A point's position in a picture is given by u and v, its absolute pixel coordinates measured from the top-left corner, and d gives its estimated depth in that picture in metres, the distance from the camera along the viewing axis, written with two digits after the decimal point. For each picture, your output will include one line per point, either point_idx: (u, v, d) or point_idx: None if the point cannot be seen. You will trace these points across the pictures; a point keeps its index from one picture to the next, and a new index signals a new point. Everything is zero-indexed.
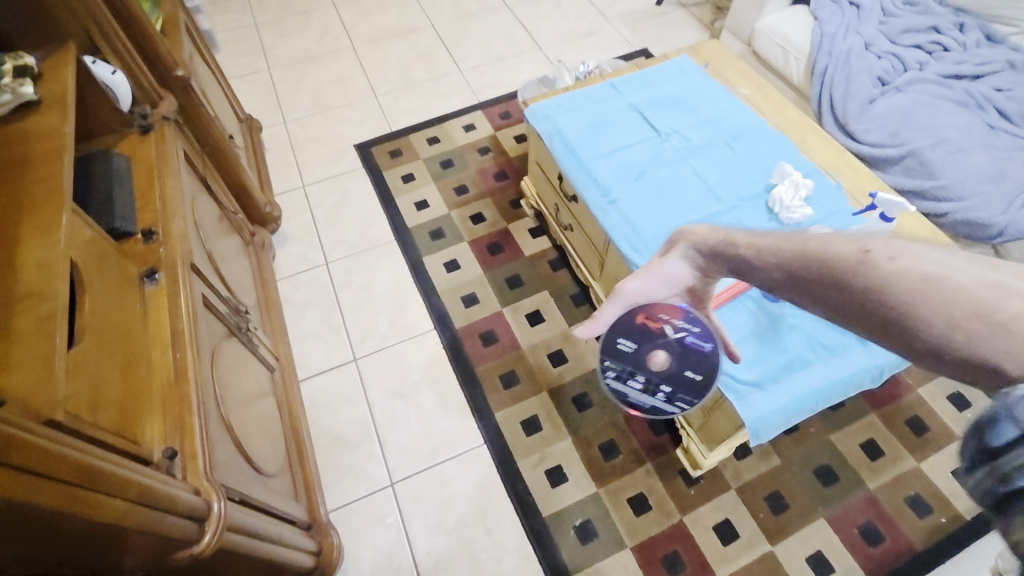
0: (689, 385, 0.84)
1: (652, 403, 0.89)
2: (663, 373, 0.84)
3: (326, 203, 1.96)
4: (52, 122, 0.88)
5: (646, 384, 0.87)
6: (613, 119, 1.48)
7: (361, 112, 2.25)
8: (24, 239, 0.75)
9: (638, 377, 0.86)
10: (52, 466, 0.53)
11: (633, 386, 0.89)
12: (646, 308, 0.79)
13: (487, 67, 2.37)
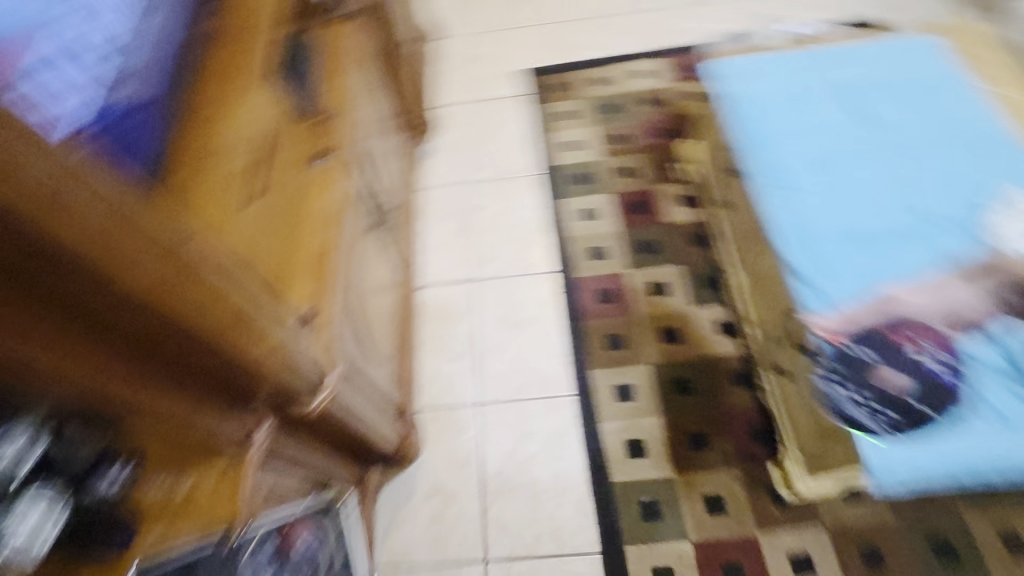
0: (905, 414, 1.07)
1: (872, 421, 1.08)
2: (887, 390, 1.10)
3: (483, 124, 1.99)
4: (262, 17, 1.12)
5: (867, 397, 1.11)
6: (806, 106, 1.40)
7: (537, 38, 2.19)
8: (225, 109, 0.99)
9: (865, 386, 1.11)
10: (210, 305, 0.61)
11: (858, 397, 1.11)
12: (897, 322, 1.15)
13: (682, 10, 2.16)
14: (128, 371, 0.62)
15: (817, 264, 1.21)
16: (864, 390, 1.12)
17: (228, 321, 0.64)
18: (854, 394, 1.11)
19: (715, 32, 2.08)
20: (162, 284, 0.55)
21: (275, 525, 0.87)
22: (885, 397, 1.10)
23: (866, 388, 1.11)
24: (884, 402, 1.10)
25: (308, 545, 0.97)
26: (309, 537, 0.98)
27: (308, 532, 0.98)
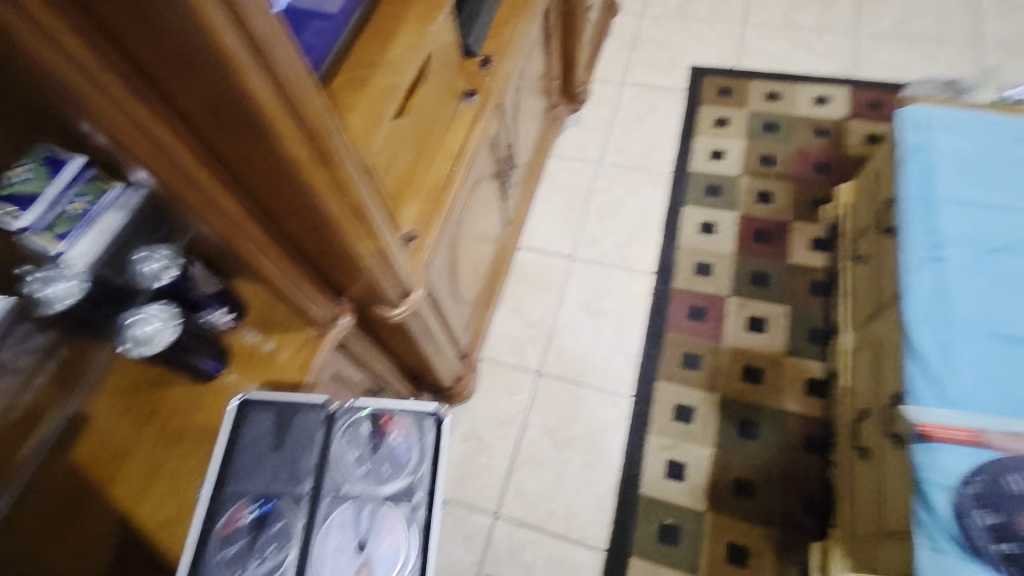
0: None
1: (988, 548, 0.81)
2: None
3: (632, 109, 1.95)
4: None
5: (999, 528, 0.82)
6: (1015, 172, 1.12)
7: (718, 34, 2.07)
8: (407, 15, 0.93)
9: (1004, 519, 0.82)
10: (338, 202, 0.67)
11: (986, 518, 0.82)
12: None
13: (891, 41, 1.94)
14: (256, 228, 0.68)
15: (950, 349, 0.95)
16: (1001, 527, 0.82)
17: (345, 212, 0.69)
18: (983, 511, 0.83)
19: (920, 74, 1.85)
20: (302, 172, 0.61)
21: (370, 415, 0.76)
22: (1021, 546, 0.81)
23: (1004, 522, 0.82)
24: (1013, 543, 0.81)
25: (404, 449, 0.73)
26: (407, 440, 0.74)
27: (409, 431, 0.75)
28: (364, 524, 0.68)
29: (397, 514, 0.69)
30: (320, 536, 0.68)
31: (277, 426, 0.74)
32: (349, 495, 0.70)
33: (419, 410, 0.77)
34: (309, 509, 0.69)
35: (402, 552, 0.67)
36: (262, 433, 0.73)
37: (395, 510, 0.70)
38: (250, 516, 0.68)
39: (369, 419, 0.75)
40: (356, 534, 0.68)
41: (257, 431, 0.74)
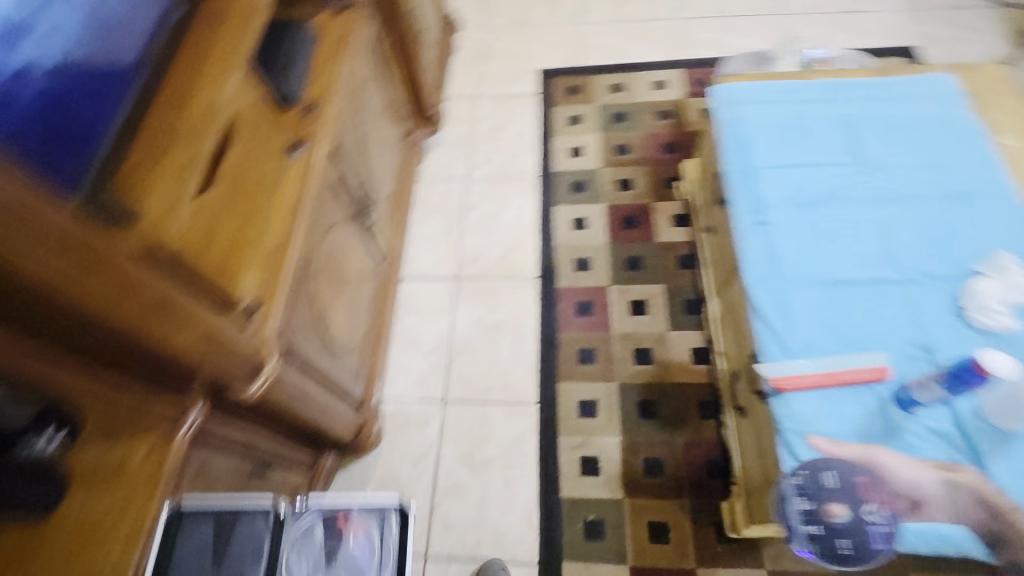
0: (830, 546, 0.86)
1: (798, 530, 0.87)
2: (828, 518, 0.87)
3: (490, 121, 1.98)
4: None
5: (811, 515, 0.87)
6: (817, 129, 1.24)
7: (558, 36, 2.15)
8: (198, 75, 0.85)
9: (817, 508, 0.87)
10: (129, 298, 0.63)
11: (800, 507, 0.87)
12: (878, 478, 0.88)
13: (710, 21, 2.10)
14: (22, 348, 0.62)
15: (787, 305, 1.04)
16: (813, 516, 0.87)
17: (144, 309, 0.65)
18: (798, 500, 0.88)
19: (739, 48, 2.01)
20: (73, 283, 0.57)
21: (323, 519, 0.79)
22: (828, 529, 0.87)
23: (817, 511, 0.87)
24: (819, 527, 0.87)
25: (363, 555, 0.77)
26: (365, 545, 0.77)
27: (363, 533, 0.78)
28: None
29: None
30: None
31: (218, 533, 0.75)
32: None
33: (376, 508, 0.80)
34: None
35: None
36: (202, 544, 0.74)
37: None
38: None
39: (323, 523, 0.78)
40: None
41: (195, 541, 0.74)
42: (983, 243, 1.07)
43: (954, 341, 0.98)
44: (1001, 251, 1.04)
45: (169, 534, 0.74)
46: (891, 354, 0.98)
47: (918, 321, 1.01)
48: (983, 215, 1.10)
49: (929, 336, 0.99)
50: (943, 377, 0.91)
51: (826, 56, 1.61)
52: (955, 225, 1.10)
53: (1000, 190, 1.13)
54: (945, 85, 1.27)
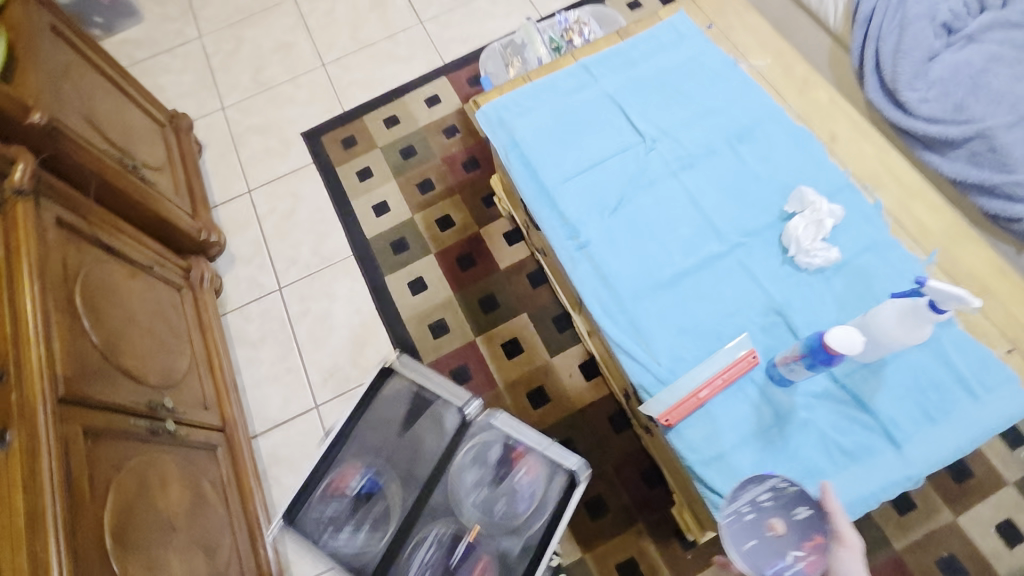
0: (740, 535, 0.76)
1: (734, 506, 0.79)
2: (767, 522, 0.77)
3: (275, 211, 1.73)
4: None
5: (755, 507, 0.78)
6: (592, 118, 1.16)
7: (308, 88, 1.92)
8: None
9: (771, 510, 0.77)
10: None
11: (761, 496, 0.78)
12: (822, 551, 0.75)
13: (453, 15, 1.97)
14: None
15: (638, 325, 0.98)
16: (755, 517, 0.77)
17: None
18: (766, 491, 0.78)
19: (493, 33, 1.91)
20: None
21: (505, 444, 1.04)
22: (756, 534, 0.76)
23: (763, 512, 0.77)
24: (754, 515, 0.77)
25: (528, 485, 1.00)
26: (532, 479, 1.01)
27: (535, 473, 1.01)
28: (456, 555, 0.97)
29: (493, 552, 0.96)
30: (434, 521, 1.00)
31: (412, 406, 1.08)
32: (457, 514, 1.00)
33: (553, 460, 1.01)
34: (429, 507, 1.01)
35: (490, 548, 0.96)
36: (400, 407, 1.08)
37: (496, 549, 0.96)
38: (361, 486, 1.02)
39: (496, 450, 1.04)
40: (450, 555, 0.97)
41: (396, 398, 1.08)
42: (780, 178, 1.06)
43: (794, 293, 0.97)
44: (800, 184, 1.03)
45: (384, 382, 1.09)
46: (748, 332, 0.96)
47: (758, 286, 0.99)
48: (770, 148, 1.09)
49: (773, 297, 0.98)
50: (804, 354, 0.81)
51: (573, 21, 1.54)
52: (751, 168, 1.08)
53: (774, 114, 1.11)
54: (687, 23, 1.23)
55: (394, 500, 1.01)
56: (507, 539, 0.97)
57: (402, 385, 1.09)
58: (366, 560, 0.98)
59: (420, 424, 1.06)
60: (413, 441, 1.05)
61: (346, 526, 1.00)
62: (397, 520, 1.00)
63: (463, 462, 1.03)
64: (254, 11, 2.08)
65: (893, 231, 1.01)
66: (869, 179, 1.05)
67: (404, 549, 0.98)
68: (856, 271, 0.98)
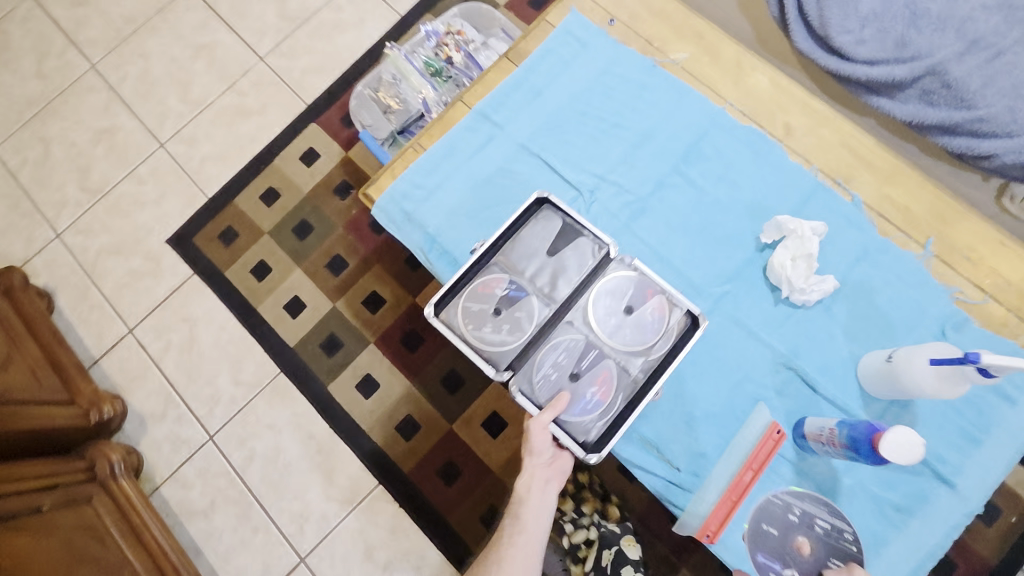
0: (767, 514, 0.78)
1: (788, 501, 0.79)
2: (804, 528, 0.77)
3: (171, 347, 1.45)
4: None
5: (801, 520, 0.77)
6: (514, 179, 0.96)
7: (154, 180, 1.56)
8: None
9: (814, 536, 0.76)
10: None
11: (816, 519, 0.77)
12: None
13: (298, 40, 1.62)
14: None
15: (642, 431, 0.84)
16: (791, 525, 0.77)
17: None
18: (829, 521, 0.77)
19: (351, 53, 1.59)
20: None
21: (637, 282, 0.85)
22: (779, 529, 0.77)
23: (801, 528, 0.77)
24: (797, 515, 0.78)
25: (653, 323, 0.83)
26: (656, 321, 0.83)
27: (657, 314, 0.84)
28: (584, 360, 0.84)
29: (615, 370, 0.83)
30: (549, 350, 0.84)
31: (560, 233, 0.87)
32: (591, 334, 0.84)
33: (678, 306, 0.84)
34: (565, 320, 0.85)
35: (606, 380, 0.83)
36: (540, 232, 0.87)
37: (620, 365, 0.83)
38: (505, 292, 0.85)
39: (636, 285, 0.85)
40: (580, 361, 0.84)
41: (536, 228, 0.88)
42: (742, 200, 0.91)
43: (798, 336, 0.86)
44: (774, 214, 0.89)
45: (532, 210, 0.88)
46: (762, 400, 0.84)
47: (758, 340, 0.86)
48: (724, 164, 0.93)
49: (777, 350, 0.86)
50: (846, 447, 0.69)
51: (445, 33, 1.26)
52: (709, 195, 0.92)
53: (716, 120, 0.95)
54: (585, 25, 1.00)
55: (531, 313, 0.85)
56: (627, 363, 0.83)
57: (551, 213, 0.88)
58: (508, 356, 0.83)
59: (562, 254, 0.86)
60: (559, 264, 0.85)
61: (485, 326, 0.84)
62: (535, 329, 0.85)
63: (597, 293, 0.85)
64: (49, 98, 1.64)
65: (880, 230, 0.89)
66: (839, 172, 0.91)
67: (534, 354, 0.84)
68: (854, 291, 0.87)
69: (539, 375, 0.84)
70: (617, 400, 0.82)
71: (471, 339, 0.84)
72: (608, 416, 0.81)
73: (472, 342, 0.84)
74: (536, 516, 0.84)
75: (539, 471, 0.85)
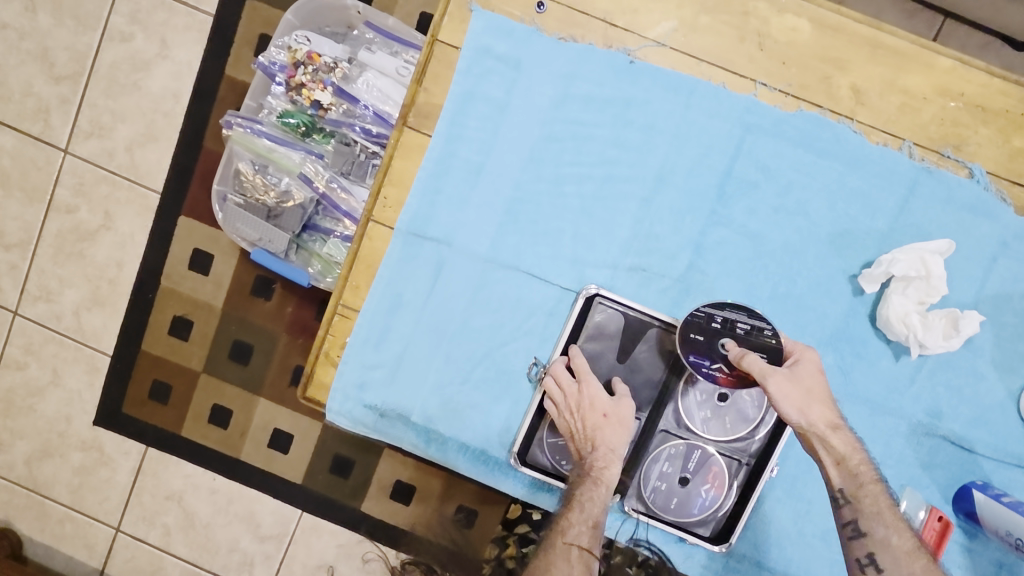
0: (692, 322, 0.60)
1: (710, 309, 0.60)
2: (731, 337, 0.59)
3: (171, 530, 1.23)
4: None
5: (724, 325, 0.59)
6: (498, 309, 0.67)
7: (34, 358, 1.22)
8: None
9: (739, 340, 0.59)
10: None
11: (738, 321, 0.59)
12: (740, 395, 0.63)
13: (96, 106, 1.13)
14: None
15: (769, 560, 0.68)
16: (714, 333, 0.59)
17: None
18: (756, 324, 0.59)
19: (176, 96, 1.12)
20: None
21: None
22: (708, 336, 0.59)
23: (726, 334, 0.59)
24: (718, 321, 0.59)
25: (752, 403, 0.63)
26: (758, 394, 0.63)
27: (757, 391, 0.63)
28: (689, 461, 0.64)
29: (726, 462, 0.64)
30: (649, 464, 0.65)
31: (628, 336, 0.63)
32: (689, 433, 0.64)
33: None
34: (660, 430, 0.64)
35: (722, 478, 0.64)
36: (603, 341, 0.64)
37: (732, 456, 0.64)
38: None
39: None
40: (688, 463, 0.64)
41: (603, 329, 0.64)
42: (817, 232, 0.64)
43: (937, 389, 0.65)
44: (884, 255, 0.62)
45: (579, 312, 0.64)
46: (909, 482, 0.66)
47: (886, 412, 0.66)
48: (778, 187, 0.64)
49: (914, 417, 0.65)
50: None
51: (292, 65, 0.84)
52: (770, 240, 0.64)
53: (751, 121, 0.63)
54: (505, 33, 0.63)
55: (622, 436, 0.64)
56: (734, 450, 0.64)
57: (610, 314, 0.63)
58: None
59: (637, 357, 0.63)
60: (636, 372, 0.64)
61: None
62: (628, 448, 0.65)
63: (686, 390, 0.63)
64: None
65: (1018, 208, 0.62)
66: (945, 138, 0.62)
67: (632, 472, 0.65)
68: (997, 305, 0.64)
69: (649, 490, 0.65)
70: (734, 488, 0.65)
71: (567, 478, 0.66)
72: (730, 507, 0.65)
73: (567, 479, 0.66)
74: (620, 433, 0.60)
75: (612, 435, 0.60)
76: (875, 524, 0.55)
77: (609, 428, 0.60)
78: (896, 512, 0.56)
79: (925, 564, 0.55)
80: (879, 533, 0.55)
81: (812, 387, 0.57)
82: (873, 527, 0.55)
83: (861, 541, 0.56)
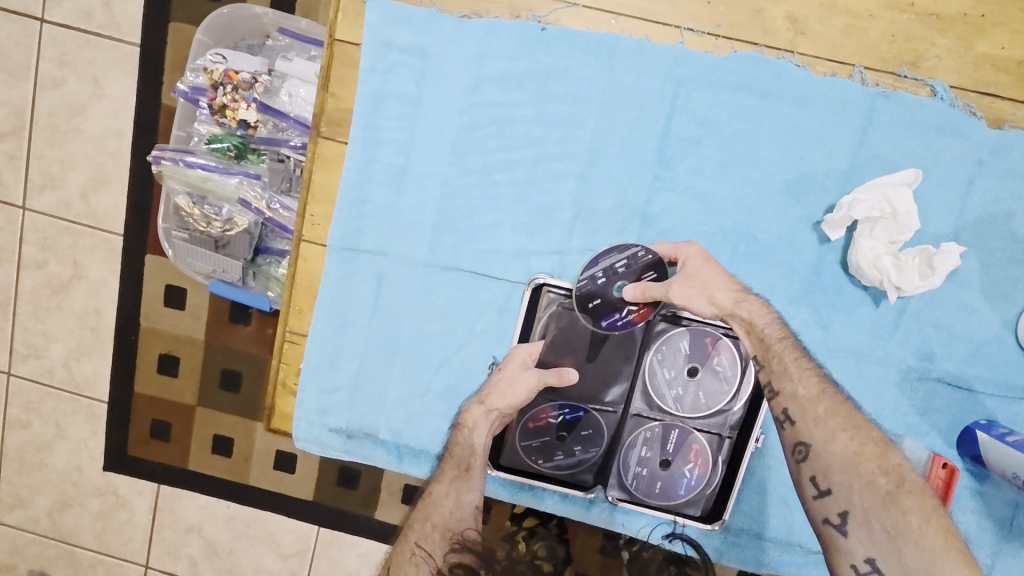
0: (583, 295, 0.58)
1: (588, 271, 0.59)
2: (617, 281, 0.58)
3: (197, 560, 1.20)
4: None
5: (608, 275, 0.58)
6: (446, 315, 0.64)
7: (37, 415, 1.20)
8: None
9: (631, 278, 0.58)
10: None
11: (614, 264, 0.58)
12: (699, 350, 0.59)
13: (43, 158, 1.11)
14: None
15: (768, 530, 0.65)
16: (607, 288, 0.58)
17: None
18: (625, 256, 0.58)
19: (118, 134, 1.09)
20: None
21: (690, 332, 0.59)
22: (603, 295, 0.58)
23: (617, 280, 0.58)
24: (596, 277, 0.58)
25: (724, 373, 0.59)
26: (732, 362, 0.59)
27: (730, 358, 0.59)
28: (668, 443, 0.61)
29: (708, 438, 0.61)
30: (625, 451, 0.62)
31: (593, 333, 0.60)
32: (663, 414, 0.61)
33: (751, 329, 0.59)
34: (634, 416, 0.61)
35: (706, 455, 0.61)
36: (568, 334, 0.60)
37: (715, 431, 0.61)
38: (559, 418, 0.61)
39: (691, 334, 0.59)
40: (666, 444, 0.61)
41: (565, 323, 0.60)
42: (773, 182, 0.59)
43: (925, 329, 0.60)
44: (847, 196, 0.57)
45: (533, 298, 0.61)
46: (907, 432, 0.62)
47: (873, 362, 0.61)
48: (723, 139, 0.59)
49: (903, 363, 0.61)
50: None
51: (211, 87, 0.80)
52: (722, 199, 0.60)
53: (682, 73, 0.58)
54: (404, 21, 0.58)
55: (600, 431, 0.62)
56: (715, 426, 0.61)
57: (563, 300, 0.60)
58: (592, 469, 0.63)
59: (608, 348, 0.60)
60: (604, 370, 0.60)
61: (557, 455, 0.62)
62: (609, 438, 0.62)
63: (653, 370, 0.60)
64: None
65: (990, 120, 0.56)
66: (899, 57, 0.56)
67: (611, 460, 0.63)
68: (980, 229, 0.59)
69: (631, 476, 0.62)
70: (720, 465, 0.62)
71: (546, 476, 0.63)
72: (717, 483, 0.62)
73: (548, 478, 0.64)
74: (514, 385, 0.59)
75: (502, 387, 0.59)
76: (783, 380, 0.50)
77: (500, 378, 0.60)
78: (803, 361, 0.50)
79: (833, 407, 0.48)
80: (788, 388, 0.49)
81: (708, 278, 0.54)
82: (783, 384, 0.49)
83: (776, 400, 0.50)
